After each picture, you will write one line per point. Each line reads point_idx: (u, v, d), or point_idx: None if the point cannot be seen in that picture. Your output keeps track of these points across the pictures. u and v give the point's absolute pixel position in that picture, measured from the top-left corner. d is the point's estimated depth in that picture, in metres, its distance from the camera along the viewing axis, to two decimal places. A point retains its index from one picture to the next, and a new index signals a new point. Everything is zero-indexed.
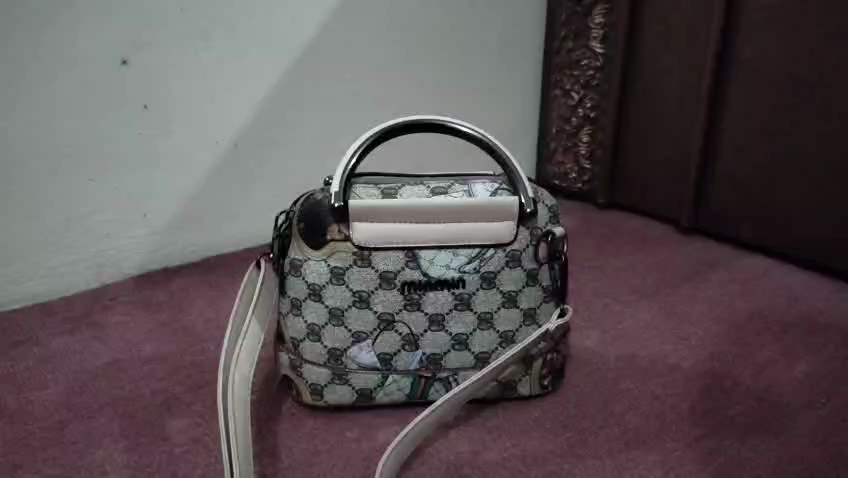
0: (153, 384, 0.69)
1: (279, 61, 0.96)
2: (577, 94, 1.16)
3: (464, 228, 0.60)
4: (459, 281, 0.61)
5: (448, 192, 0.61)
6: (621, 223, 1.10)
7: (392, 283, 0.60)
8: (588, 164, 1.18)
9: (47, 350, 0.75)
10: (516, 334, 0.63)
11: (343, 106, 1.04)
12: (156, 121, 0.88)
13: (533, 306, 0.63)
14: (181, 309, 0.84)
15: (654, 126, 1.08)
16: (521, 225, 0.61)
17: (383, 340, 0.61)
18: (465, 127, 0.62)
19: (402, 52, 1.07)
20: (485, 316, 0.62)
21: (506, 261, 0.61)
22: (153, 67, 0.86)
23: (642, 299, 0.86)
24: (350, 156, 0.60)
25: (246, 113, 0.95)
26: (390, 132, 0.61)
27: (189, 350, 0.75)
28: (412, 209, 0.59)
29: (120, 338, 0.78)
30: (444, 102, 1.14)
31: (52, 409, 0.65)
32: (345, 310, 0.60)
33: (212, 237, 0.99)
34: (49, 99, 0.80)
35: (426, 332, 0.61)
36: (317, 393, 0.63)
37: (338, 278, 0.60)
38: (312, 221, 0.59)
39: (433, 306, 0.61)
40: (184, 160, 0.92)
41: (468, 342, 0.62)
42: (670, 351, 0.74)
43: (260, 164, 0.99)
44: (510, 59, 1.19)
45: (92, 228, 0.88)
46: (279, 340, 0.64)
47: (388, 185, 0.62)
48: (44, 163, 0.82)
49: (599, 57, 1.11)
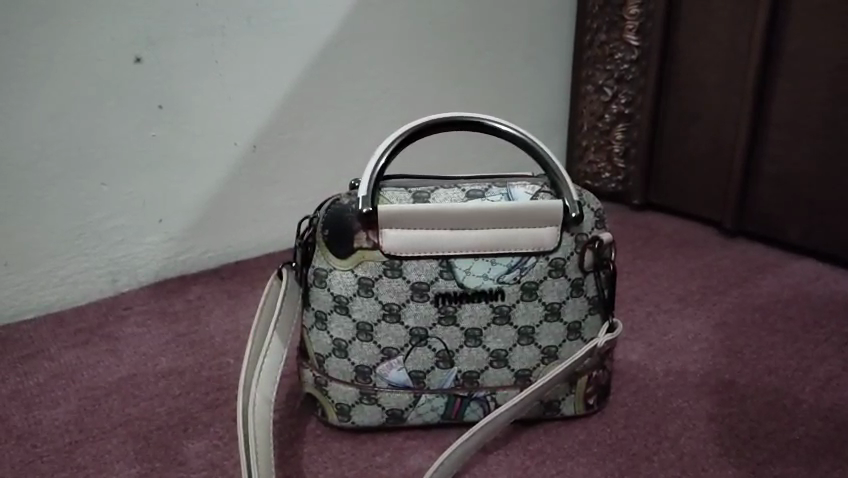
0: (169, 402, 0.65)
1: (301, 57, 0.92)
2: (611, 89, 1.09)
3: (503, 235, 0.55)
4: (497, 292, 0.56)
5: (485, 195, 0.56)
6: (659, 225, 1.04)
7: (425, 295, 0.55)
8: (621, 163, 1.11)
9: (58, 364, 0.72)
10: (559, 349, 0.58)
11: (367, 103, 0.99)
12: (172, 121, 0.84)
13: (578, 320, 0.58)
14: (198, 320, 0.80)
15: (696, 122, 1.02)
16: (565, 231, 0.56)
17: (415, 357, 0.56)
18: (504, 125, 0.57)
19: (428, 47, 1.02)
20: (525, 331, 0.57)
21: (549, 271, 0.56)
22: (168, 64, 0.82)
23: (687, 308, 0.80)
24: (380, 156, 0.55)
25: (267, 111, 0.91)
26: (424, 129, 0.56)
27: (208, 364, 0.71)
28: (447, 213, 0.54)
29: (135, 351, 0.74)
30: (471, 99, 1.09)
31: (62, 429, 0.61)
32: (374, 325, 0.56)
33: (230, 242, 0.94)
34: (60, 99, 0.76)
35: (461, 348, 0.56)
36: (344, 414, 0.58)
37: (367, 290, 0.55)
38: (338, 227, 0.55)
39: (470, 320, 0.56)
40: (201, 161, 0.88)
41: (507, 359, 0.57)
42: (723, 366, 0.69)
43: (280, 164, 0.95)
44: (540, 53, 1.14)
45: (106, 234, 0.84)
46: (302, 355, 0.60)
47: (419, 189, 0.56)
48: (54, 167, 0.78)
49: (634, 50, 1.05)
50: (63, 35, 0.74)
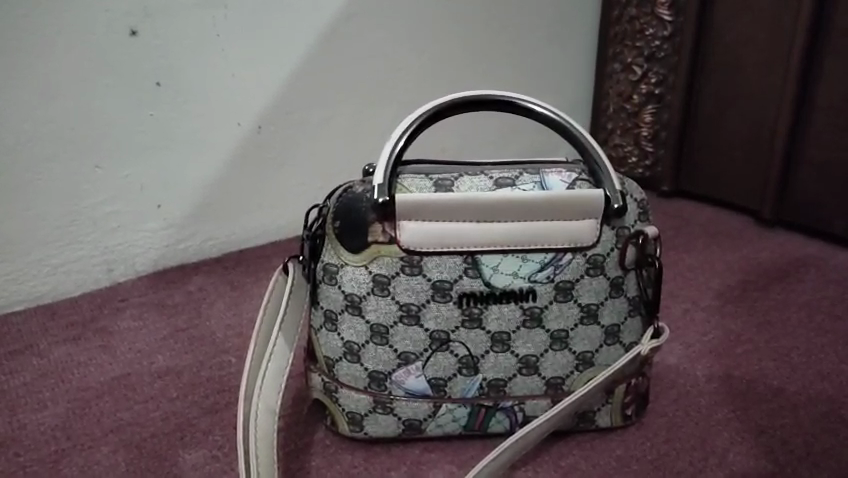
0: (165, 406, 0.59)
1: (311, 29, 0.85)
2: (640, 67, 1.01)
3: (535, 229, 0.49)
4: (528, 292, 0.50)
5: (515, 183, 0.50)
6: (690, 214, 0.98)
7: (448, 295, 0.49)
8: (650, 146, 1.03)
9: (47, 361, 0.66)
10: (595, 355, 0.52)
11: (381, 81, 0.93)
12: (172, 99, 0.78)
13: (617, 323, 0.52)
14: (199, 314, 0.74)
15: (733, 103, 0.95)
16: (605, 224, 0.50)
17: (435, 363, 0.51)
18: (539, 106, 0.52)
19: (446, 22, 0.96)
20: (559, 335, 0.51)
21: (586, 268, 0.50)
22: (167, 37, 0.76)
23: (726, 305, 0.74)
24: (400, 137, 0.50)
25: (273, 89, 0.85)
26: (449, 108, 0.51)
27: (208, 363, 0.65)
28: (473, 204, 0.48)
29: (130, 348, 0.68)
30: (492, 77, 1.02)
31: (49, 436, 0.56)
32: (390, 328, 0.50)
33: (235, 228, 0.89)
34: (49, 75, 0.70)
35: (487, 354, 0.51)
36: (355, 424, 0.53)
37: (382, 288, 0.50)
38: (351, 219, 0.49)
39: (497, 323, 0.50)
40: (202, 143, 0.82)
41: (538, 366, 0.51)
42: (770, 372, 0.63)
43: (287, 147, 0.89)
44: (564, 30, 1.07)
45: (101, 220, 0.78)
46: (310, 358, 0.55)
47: (441, 176, 0.50)
48: (43, 148, 0.72)
49: (667, 25, 0.97)
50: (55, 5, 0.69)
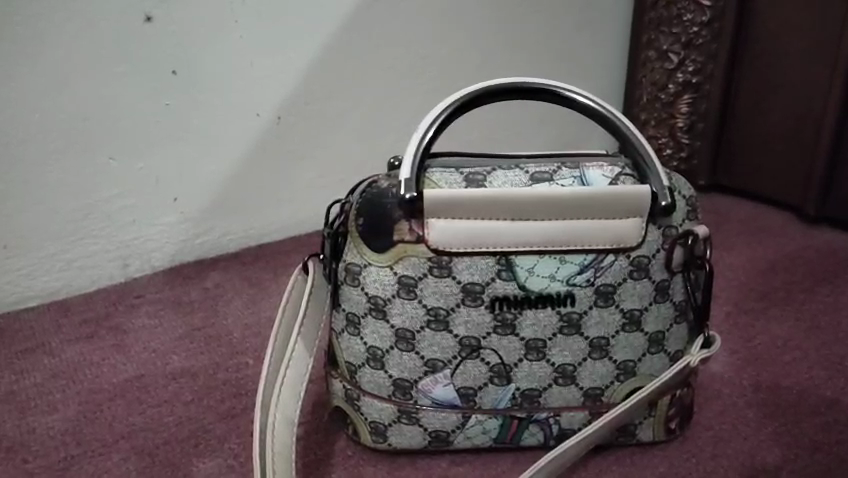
0: (179, 410, 0.57)
1: (334, 15, 0.82)
2: (677, 55, 0.95)
3: (574, 228, 0.45)
4: (567, 297, 0.46)
5: (553, 178, 0.46)
6: (729, 209, 0.93)
7: (479, 299, 0.46)
8: (686, 138, 0.98)
9: (59, 361, 0.64)
10: (638, 365, 0.48)
11: (404, 69, 0.89)
12: (188, 88, 0.76)
13: (662, 330, 0.48)
14: (216, 312, 0.72)
15: (775, 94, 0.90)
16: (650, 223, 0.46)
17: (464, 371, 0.47)
18: (581, 95, 0.48)
19: (472, 8, 0.92)
20: (599, 343, 0.47)
21: (630, 271, 0.46)
22: (183, 23, 0.73)
23: (771, 308, 0.70)
24: (431, 126, 0.47)
25: (293, 78, 0.82)
26: (484, 96, 0.48)
27: (224, 365, 0.62)
28: (507, 201, 0.44)
29: (144, 347, 0.66)
30: (519, 67, 0.98)
31: (58, 442, 0.54)
32: (417, 333, 0.47)
33: (252, 223, 0.86)
34: (60, 63, 0.68)
35: (521, 362, 0.47)
36: (379, 434, 0.50)
37: (408, 291, 0.46)
38: (375, 216, 0.46)
39: (531, 329, 0.46)
40: (219, 135, 0.79)
41: (575, 375, 0.48)
42: (822, 382, 0.59)
43: (306, 139, 0.85)
44: (596, 16, 1.02)
45: (116, 214, 0.76)
46: (331, 362, 0.51)
47: (472, 169, 0.47)
48: (55, 139, 0.70)
49: (707, 11, 0.90)
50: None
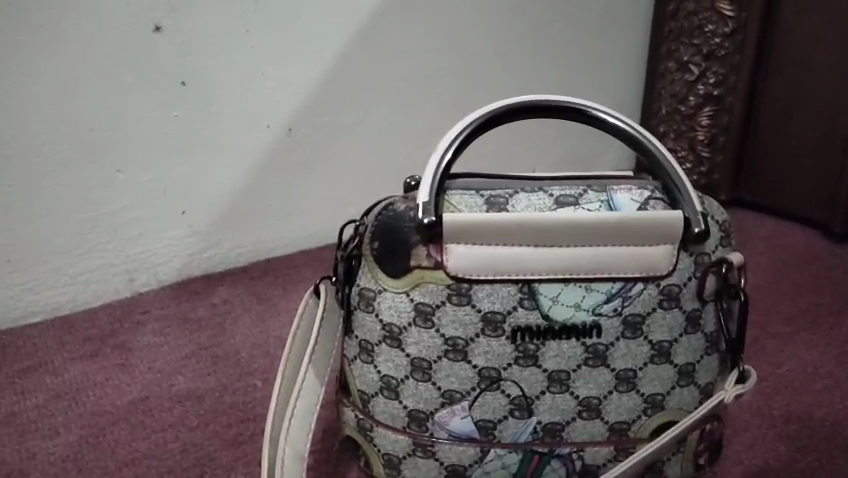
0: (185, 436, 0.55)
1: (346, 24, 0.80)
2: (697, 66, 0.93)
3: (601, 255, 0.43)
4: (592, 327, 0.44)
5: (579, 203, 0.43)
6: (751, 225, 0.90)
7: (500, 329, 0.43)
8: (706, 152, 0.95)
9: (62, 381, 0.62)
10: (666, 398, 0.46)
11: (418, 80, 0.87)
12: (198, 99, 0.74)
13: (692, 362, 0.46)
14: (223, 330, 0.70)
15: (800, 107, 0.87)
16: (681, 250, 0.44)
17: (484, 403, 0.45)
18: (608, 114, 0.46)
19: (487, 17, 0.89)
20: (625, 375, 0.45)
21: (659, 300, 0.44)
22: (193, 32, 0.71)
23: (800, 332, 0.67)
24: (450, 145, 0.45)
25: (304, 88, 0.80)
26: (505, 113, 0.46)
27: (231, 387, 0.60)
28: (531, 226, 0.42)
29: (149, 367, 0.64)
30: (535, 78, 0.96)
31: (59, 468, 0.52)
32: (433, 363, 0.44)
33: (262, 236, 0.84)
34: (67, 73, 0.66)
35: (543, 394, 0.45)
36: (393, 466, 0.47)
37: (425, 319, 0.44)
38: (392, 240, 0.43)
39: (555, 361, 0.44)
40: (229, 146, 0.77)
41: (600, 409, 0.45)
42: None
43: (318, 151, 0.83)
44: (615, 26, 0.99)
45: (122, 227, 0.74)
46: (343, 390, 0.49)
47: (494, 192, 0.44)
48: (61, 151, 0.68)
49: (729, 21, 0.88)
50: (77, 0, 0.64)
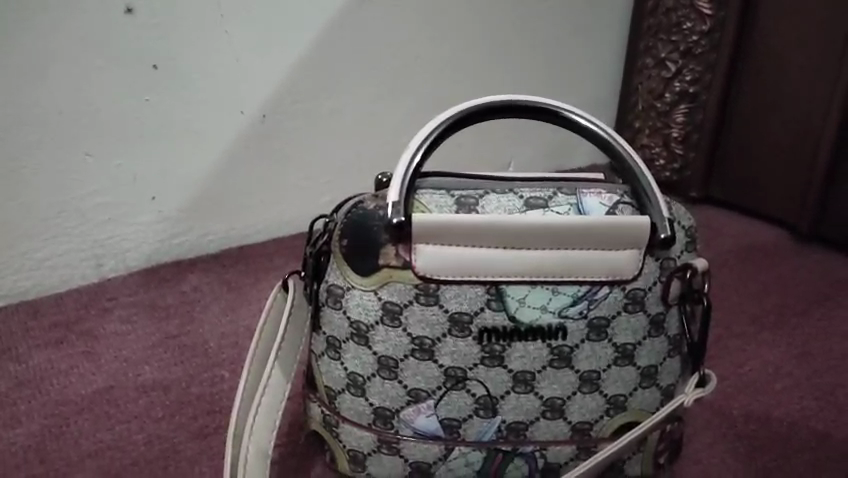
0: (150, 427, 0.54)
1: (323, 12, 0.79)
2: (675, 64, 0.94)
3: (568, 259, 0.43)
4: (558, 330, 0.44)
5: (548, 205, 0.44)
6: (722, 223, 0.91)
7: (467, 330, 0.44)
8: (680, 149, 0.96)
9: (26, 368, 0.61)
10: (628, 399, 0.46)
11: (396, 68, 0.86)
12: (170, 83, 0.72)
13: (655, 364, 0.46)
14: (193, 319, 0.69)
15: (774, 105, 0.88)
16: (648, 255, 0.44)
17: (449, 402, 0.45)
18: (581, 117, 0.46)
19: (468, 6, 0.89)
20: (589, 377, 0.45)
21: (625, 304, 0.44)
22: (167, 16, 0.70)
23: (763, 331, 0.68)
24: (421, 143, 0.45)
25: (280, 75, 0.79)
26: (477, 113, 0.46)
27: (199, 378, 0.60)
28: (499, 229, 0.42)
29: (116, 356, 0.63)
30: (513, 70, 0.96)
31: (20, 459, 0.51)
32: (400, 362, 0.45)
33: (234, 223, 0.83)
34: (34, 54, 0.64)
35: (507, 394, 0.45)
36: (357, 462, 0.48)
37: (393, 318, 0.44)
38: (361, 238, 0.43)
39: (520, 362, 0.44)
40: (201, 132, 0.76)
41: (564, 409, 0.46)
42: (814, 413, 0.57)
43: (292, 138, 0.82)
44: (594, 20, 1.00)
45: (91, 212, 0.72)
46: (310, 385, 0.49)
47: (464, 192, 0.44)
48: (26, 134, 0.66)
49: (707, 19, 0.89)
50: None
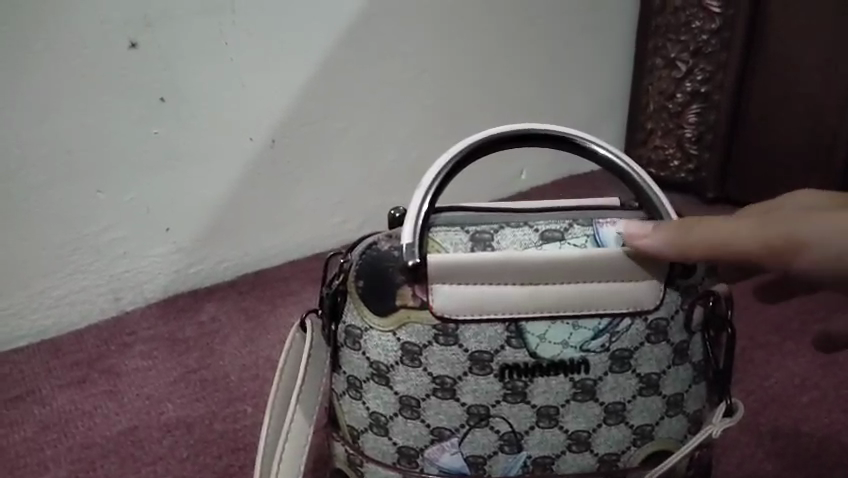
0: (176, 469, 0.55)
1: (328, 33, 0.79)
2: (685, 63, 0.93)
3: (588, 292, 0.42)
4: (580, 363, 0.43)
5: (564, 238, 0.43)
6: None
7: (488, 368, 0.43)
8: (694, 149, 0.96)
9: (50, 411, 0.62)
10: (655, 428, 0.46)
11: (403, 84, 0.86)
12: (178, 115, 0.72)
13: (680, 392, 0.46)
14: (212, 351, 0.69)
15: (786, 104, 0.87)
16: (669, 284, 0.44)
17: (474, 439, 0.45)
18: (599, 146, 0.46)
19: (472, 17, 0.88)
20: (614, 408, 0.45)
21: (647, 335, 0.44)
22: (171, 49, 0.70)
23: (787, 340, 0.67)
24: (435, 176, 0.44)
25: (287, 99, 0.78)
26: (492, 142, 0.45)
27: (222, 414, 0.61)
28: (517, 265, 0.42)
29: (138, 394, 0.64)
30: (521, 78, 0.95)
31: None
32: (422, 401, 0.44)
33: (249, 248, 0.83)
34: (41, 96, 0.64)
35: (532, 430, 0.44)
36: None
37: (412, 359, 0.43)
38: (378, 279, 0.43)
39: (543, 397, 0.44)
40: (211, 161, 0.76)
41: (590, 442, 0.45)
42: (842, 428, 0.57)
43: (302, 161, 0.82)
44: (601, 23, 0.98)
45: (107, 247, 0.73)
46: (332, 424, 0.49)
47: (478, 227, 0.44)
48: (36, 176, 0.66)
49: (716, 18, 0.88)
50: (53, 23, 0.63)
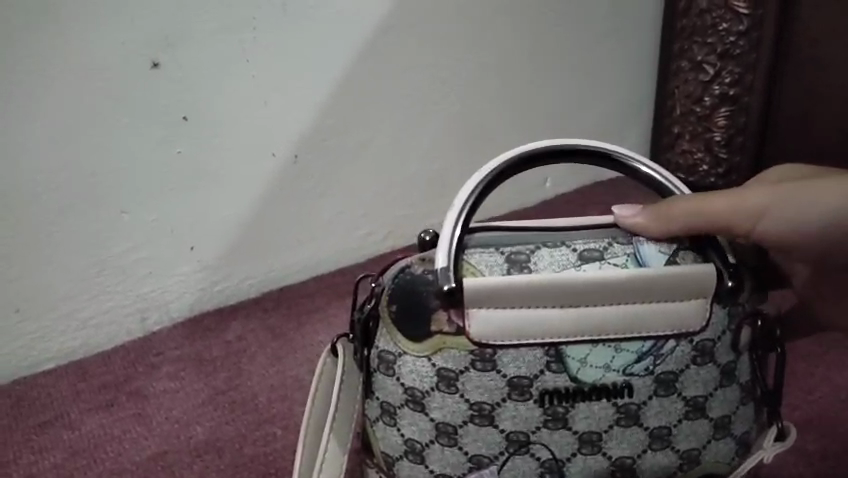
0: None
1: (348, 46, 0.78)
2: (713, 66, 0.90)
3: (631, 314, 0.41)
4: (624, 387, 0.42)
5: (604, 258, 0.42)
6: None
7: (528, 393, 0.42)
8: (723, 153, 0.92)
9: (79, 436, 0.62)
10: (702, 452, 0.44)
11: (424, 95, 0.85)
12: (200, 133, 0.72)
13: (728, 414, 0.44)
14: (239, 371, 0.68)
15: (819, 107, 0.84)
16: (715, 303, 0.42)
17: (513, 466, 0.43)
18: (644, 165, 0.45)
19: (493, 25, 0.87)
20: (660, 433, 0.43)
21: (693, 357, 0.42)
22: (192, 67, 0.69)
23: (831, 350, 0.65)
24: (471, 193, 0.43)
25: (308, 113, 0.78)
26: (532, 157, 0.44)
27: (251, 437, 0.60)
28: (556, 288, 0.40)
29: (167, 418, 0.63)
30: (544, 85, 0.93)
31: None
32: (459, 428, 0.43)
33: (273, 265, 0.82)
34: (64, 120, 0.64)
35: (574, 456, 0.43)
36: None
37: (449, 385, 0.42)
38: (411, 305, 0.42)
39: (585, 422, 0.42)
40: (234, 178, 0.75)
41: (634, 468, 0.43)
42: None
43: (325, 176, 0.81)
44: (624, 26, 0.96)
45: (132, 267, 0.72)
46: (366, 450, 0.48)
47: (514, 248, 0.43)
48: (61, 199, 0.66)
49: (743, 19, 0.86)
50: (74, 46, 0.63)
